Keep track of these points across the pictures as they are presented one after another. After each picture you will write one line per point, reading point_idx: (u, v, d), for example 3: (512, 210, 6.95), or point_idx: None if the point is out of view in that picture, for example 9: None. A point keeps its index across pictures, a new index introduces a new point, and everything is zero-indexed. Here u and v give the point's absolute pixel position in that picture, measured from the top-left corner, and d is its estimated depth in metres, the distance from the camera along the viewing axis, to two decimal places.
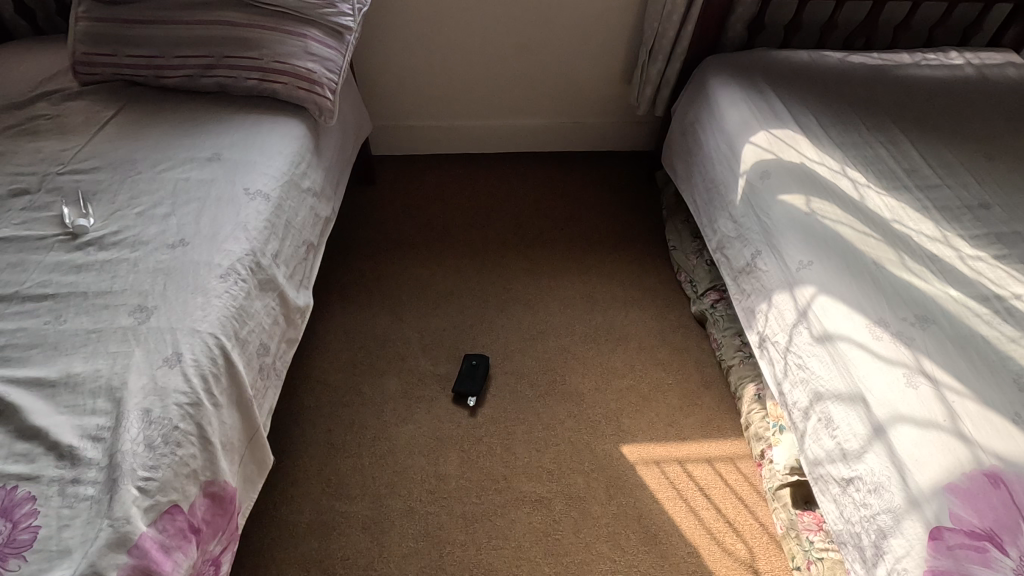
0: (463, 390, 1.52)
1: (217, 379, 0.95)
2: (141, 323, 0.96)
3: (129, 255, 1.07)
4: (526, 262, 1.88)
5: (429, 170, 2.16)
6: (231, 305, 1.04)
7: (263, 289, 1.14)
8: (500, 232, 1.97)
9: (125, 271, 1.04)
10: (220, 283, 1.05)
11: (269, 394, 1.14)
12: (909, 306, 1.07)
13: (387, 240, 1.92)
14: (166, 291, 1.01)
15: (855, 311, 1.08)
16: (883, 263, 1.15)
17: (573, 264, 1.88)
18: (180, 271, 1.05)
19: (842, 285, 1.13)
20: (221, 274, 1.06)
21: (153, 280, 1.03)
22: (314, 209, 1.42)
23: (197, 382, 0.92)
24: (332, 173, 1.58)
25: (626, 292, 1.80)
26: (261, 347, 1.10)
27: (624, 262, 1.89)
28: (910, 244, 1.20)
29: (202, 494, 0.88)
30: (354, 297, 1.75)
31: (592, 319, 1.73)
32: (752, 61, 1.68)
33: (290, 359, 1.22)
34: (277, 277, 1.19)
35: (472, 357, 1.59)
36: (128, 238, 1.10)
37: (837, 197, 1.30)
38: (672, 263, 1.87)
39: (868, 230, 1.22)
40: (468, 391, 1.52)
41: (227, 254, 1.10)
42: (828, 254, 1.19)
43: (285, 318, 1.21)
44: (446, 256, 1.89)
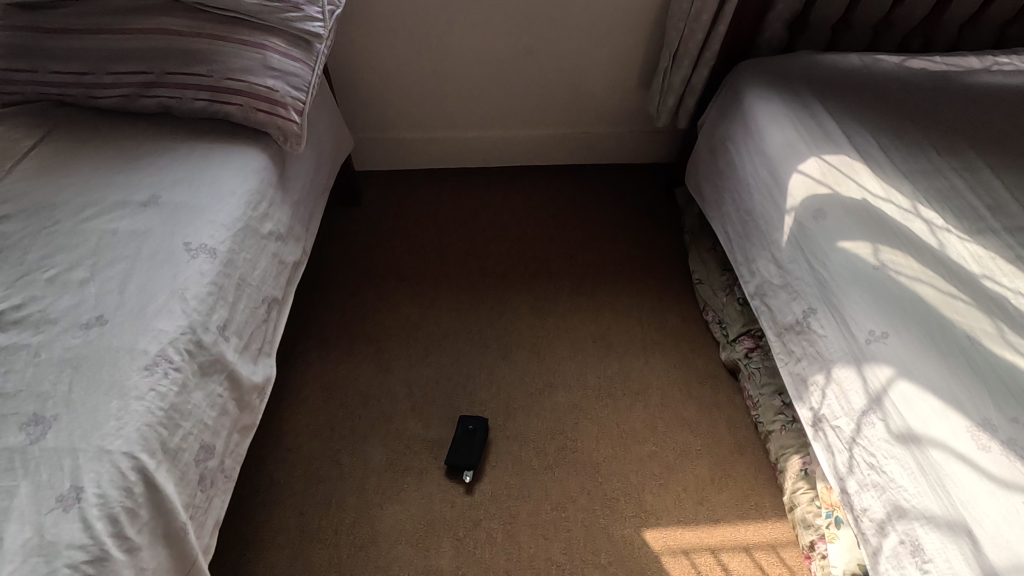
0: (457, 464, 1.30)
1: (131, 517, 0.74)
2: (32, 444, 0.74)
3: (31, 340, 0.85)
4: (531, 298, 1.65)
5: (421, 187, 1.92)
6: (156, 408, 0.82)
7: (205, 374, 0.92)
8: (502, 262, 1.74)
9: (22, 364, 0.82)
10: (144, 377, 0.83)
11: (216, 503, 0.92)
12: (1019, 400, 0.84)
13: (373, 272, 1.70)
14: (71, 393, 0.79)
15: (949, 408, 0.86)
16: (979, 337, 0.92)
17: (584, 300, 1.65)
18: (93, 362, 0.83)
19: (930, 369, 0.90)
20: (146, 366, 0.84)
21: (56, 377, 0.81)
22: (277, 255, 1.18)
23: (102, 529, 0.71)
24: (303, 205, 1.34)
25: (646, 334, 1.58)
26: (201, 451, 0.88)
27: (642, 298, 1.66)
28: (1008, 309, 0.95)
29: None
30: (335, 343, 1.53)
31: (607, 368, 1.50)
32: (796, 68, 1.42)
33: (244, 451, 1.00)
34: (225, 355, 0.96)
35: (469, 421, 1.37)
36: (32, 315, 0.88)
37: (911, 243, 1.06)
38: (698, 299, 1.64)
39: (958, 291, 0.98)
40: (464, 464, 1.30)
41: (156, 335, 0.87)
42: (907, 323, 0.96)
43: (237, 402, 0.99)
44: (440, 291, 1.66)
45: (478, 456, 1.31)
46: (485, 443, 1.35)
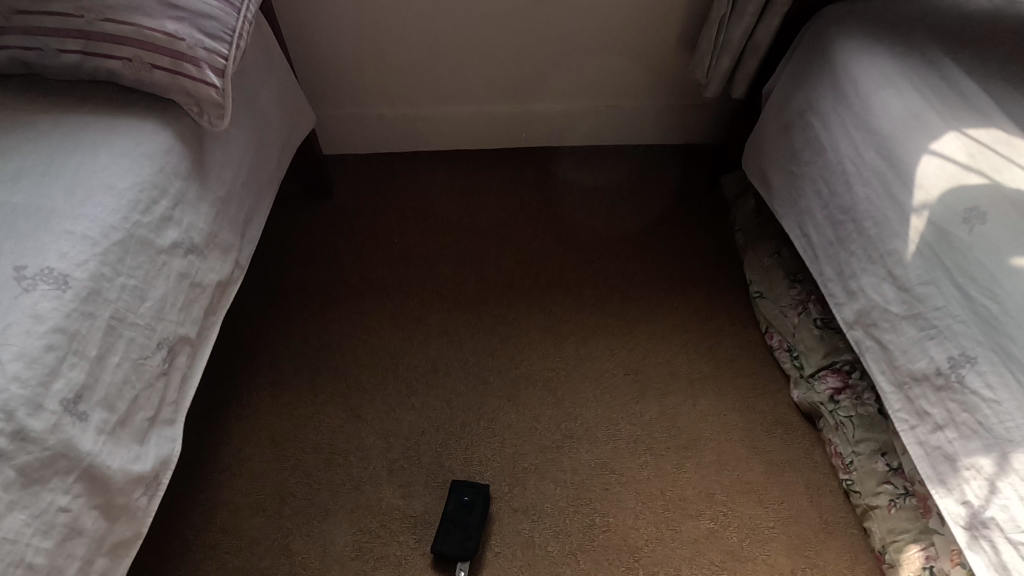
0: (447, 553, 0.96)
1: None
2: None
3: None
4: (544, 318, 1.30)
5: (409, 176, 1.57)
6: None
7: (29, 485, 0.58)
8: (507, 270, 1.39)
9: None
10: None
11: None
12: None
13: (346, 285, 1.35)
14: None
15: None
16: None
17: (611, 321, 1.30)
18: None
19: None
20: None
21: None
22: (188, 277, 0.83)
23: None
24: (238, 201, 0.98)
25: (692, 365, 1.23)
26: None
27: (685, 317, 1.31)
28: None
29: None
30: (292, 379, 1.19)
31: (643, 412, 1.16)
32: (906, 12, 1.05)
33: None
34: (73, 445, 0.62)
35: (464, 490, 1.02)
36: None
37: None
38: (758, 320, 1.28)
39: None
40: (457, 554, 0.96)
41: None
42: None
43: (102, 512, 0.65)
44: (429, 309, 1.31)
45: (475, 541, 0.97)
46: (485, 521, 1.01)
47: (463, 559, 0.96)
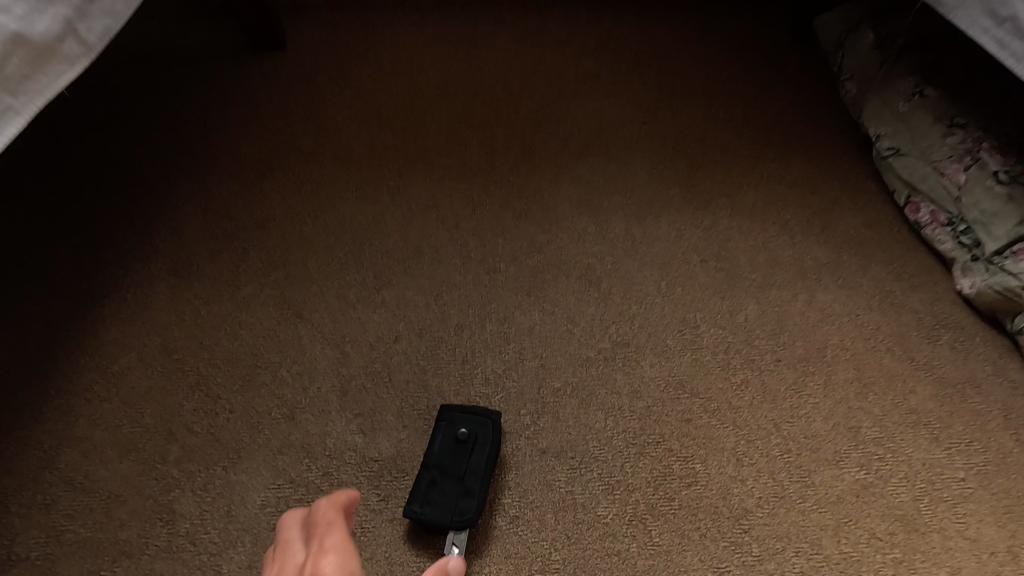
0: (434, 520, 0.58)
1: None
2: None
3: None
4: (578, 190, 0.90)
5: (389, 22, 1.16)
6: None
7: None
8: (524, 132, 0.98)
9: None
10: None
11: None
12: None
13: (295, 150, 0.95)
14: None
15: None
16: None
17: (675, 196, 0.90)
18: None
19: None
20: None
21: None
22: None
23: None
24: None
25: (801, 250, 0.82)
26: None
27: (782, 191, 0.90)
28: None
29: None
30: (207, 267, 0.80)
31: (735, 312, 0.76)
32: None
33: None
34: None
35: (458, 422, 0.62)
36: None
37: None
38: (893, 190, 0.87)
39: None
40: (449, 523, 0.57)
41: None
42: None
43: None
44: (412, 180, 0.91)
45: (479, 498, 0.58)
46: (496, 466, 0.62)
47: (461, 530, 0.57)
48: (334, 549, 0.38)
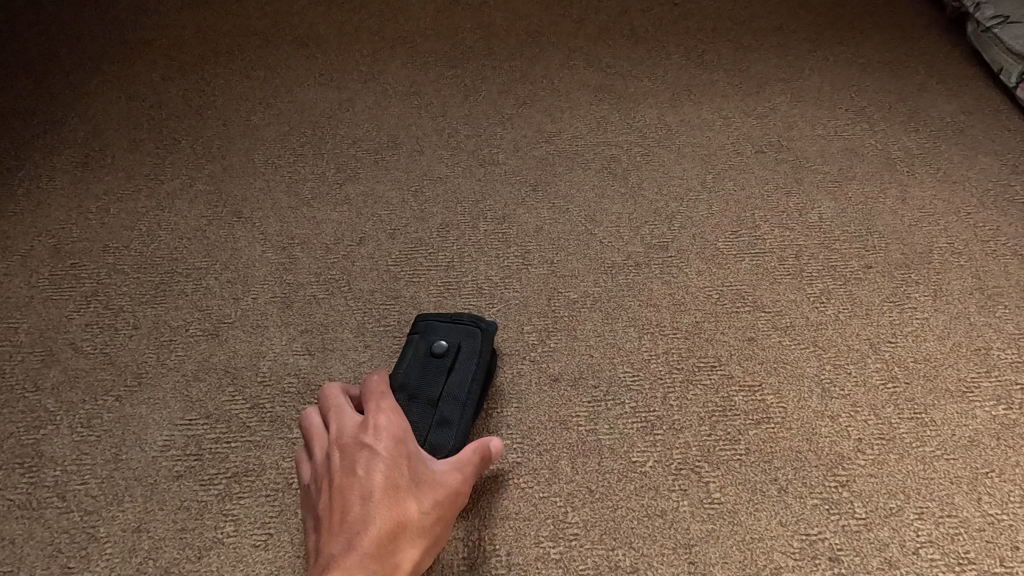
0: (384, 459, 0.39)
1: None
2: None
3: None
4: (596, 74, 0.72)
5: None
6: None
7: None
8: (529, 12, 0.80)
9: None
10: None
11: None
12: None
13: (246, 31, 0.77)
14: None
15: None
16: None
17: (720, 80, 0.71)
18: None
19: None
20: None
21: None
22: None
23: None
24: None
25: (885, 139, 0.64)
26: None
27: (853, 74, 0.72)
28: None
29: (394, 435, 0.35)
30: (126, 159, 0.63)
31: (805, 210, 0.58)
32: None
33: None
34: None
35: (435, 330, 0.45)
36: None
37: None
38: (999, 67, 0.69)
39: None
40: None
41: None
42: None
43: None
44: (390, 65, 0.74)
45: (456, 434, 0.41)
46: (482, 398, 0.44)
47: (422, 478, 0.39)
48: (392, 410, 0.37)
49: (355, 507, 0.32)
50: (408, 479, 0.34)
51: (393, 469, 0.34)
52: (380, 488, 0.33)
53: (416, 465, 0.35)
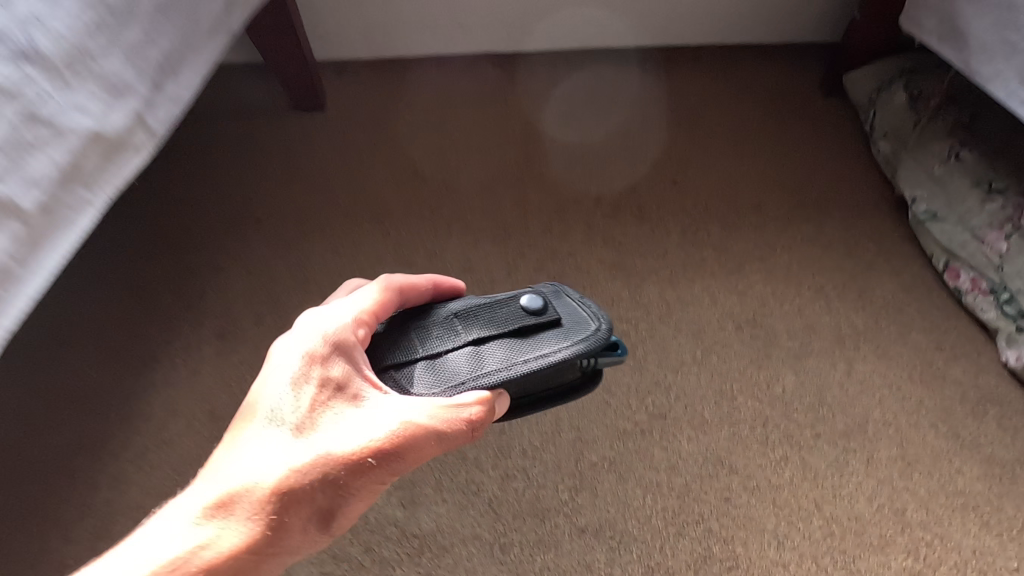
0: (387, 342, 0.46)
1: None
2: None
3: None
4: (612, 251, 0.91)
5: (425, 85, 1.19)
6: None
7: None
8: (559, 192, 1.00)
9: None
10: None
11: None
12: None
13: (336, 210, 0.98)
14: None
15: None
16: None
17: (709, 258, 0.90)
18: None
19: None
20: None
21: None
22: (19, 104, 0.47)
23: None
24: (149, 31, 0.62)
25: (838, 317, 0.82)
26: None
27: (816, 253, 0.90)
28: None
29: (305, 360, 0.41)
30: (253, 330, 0.83)
31: (773, 383, 0.75)
32: None
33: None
34: None
35: (542, 303, 0.48)
36: None
37: None
38: (932, 254, 0.87)
39: None
40: (407, 356, 0.45)
41: None
42: None
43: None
44: (449, 242, 0.94)
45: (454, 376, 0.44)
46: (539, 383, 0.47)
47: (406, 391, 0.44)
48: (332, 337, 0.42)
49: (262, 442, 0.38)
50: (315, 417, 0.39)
51: (292, 401, 0.40)
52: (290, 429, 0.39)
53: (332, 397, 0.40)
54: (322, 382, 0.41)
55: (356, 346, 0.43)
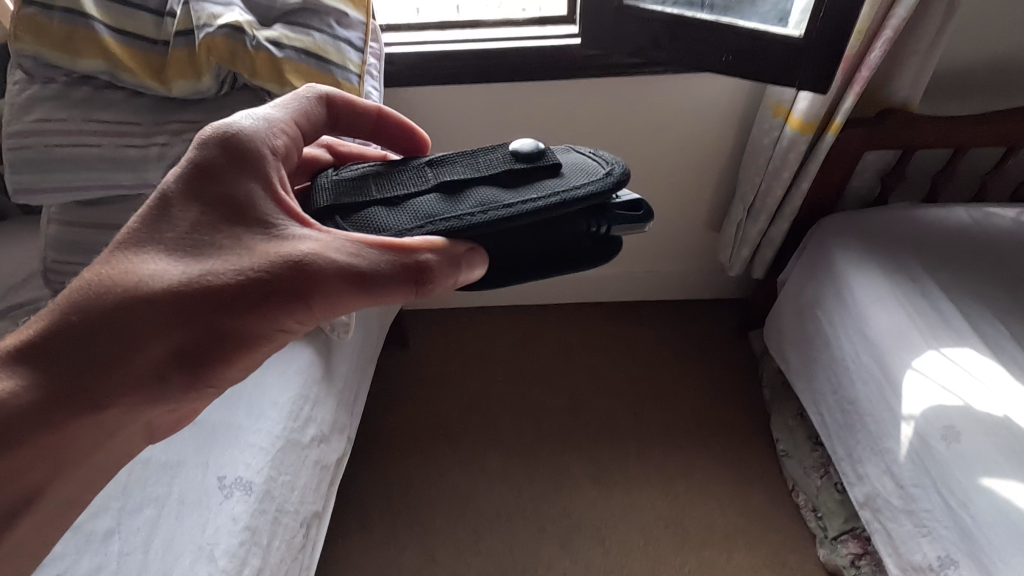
0: (360, 181, 0.74)
1: (264, 559, 0.91)
2: (168, 496, 0.88)
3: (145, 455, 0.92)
4: (591, 466, 1.49)
5: (470, 328, 1.82)
6: (251, 509, 0.91)
7: (279, 526, 0.96)
8: (558, 418, 1.59)
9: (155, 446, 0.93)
10: (235, 496, 0.90)
11: (304, 553, 1.04)
12: None
13: (419, 430, 1.57)
14: (181, 501, 0.87)
15: None
16: None
17: (652, 473, 1.47)
18: (190, 487, 0.89)
19: None
20: (223, 485, 0.90)
21: (165, 483, 0.89)
22: (321, 464, 1.09)
23: (247, 541, 0.89)
24: (348, 391, 1.26)
25: (727, 519, 1.38)
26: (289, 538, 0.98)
27: (718, 470, 1.47)
28: None
29: (213, 145, 0.67)
30: (379, 521, 1.40)
31: (684, 566, 1.31)
32: (886, 232, 1.26)
33: (318, 528, 1.09)
34: (290, 529, 0.98)
35: (534, 147, 0.72)
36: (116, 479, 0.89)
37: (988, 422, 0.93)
38: (786, 474, 1.43)
39: None
40: (384, 201, 0.72)
41: (246, 463, 0.94)
42: (996, 459, 0.90)
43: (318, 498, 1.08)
44: (490, 455, 1.52)
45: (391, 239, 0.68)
46: (544, 252, 0.72)
47: (364, 215, 0.71)
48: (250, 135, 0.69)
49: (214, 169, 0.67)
50: (235, 168, 0.67)
51: (201, 179, 0.67)
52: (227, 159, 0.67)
53: (242, 228, 0.66)
54: (238, 170, 0.67)
55: (276, 150, 0.71)
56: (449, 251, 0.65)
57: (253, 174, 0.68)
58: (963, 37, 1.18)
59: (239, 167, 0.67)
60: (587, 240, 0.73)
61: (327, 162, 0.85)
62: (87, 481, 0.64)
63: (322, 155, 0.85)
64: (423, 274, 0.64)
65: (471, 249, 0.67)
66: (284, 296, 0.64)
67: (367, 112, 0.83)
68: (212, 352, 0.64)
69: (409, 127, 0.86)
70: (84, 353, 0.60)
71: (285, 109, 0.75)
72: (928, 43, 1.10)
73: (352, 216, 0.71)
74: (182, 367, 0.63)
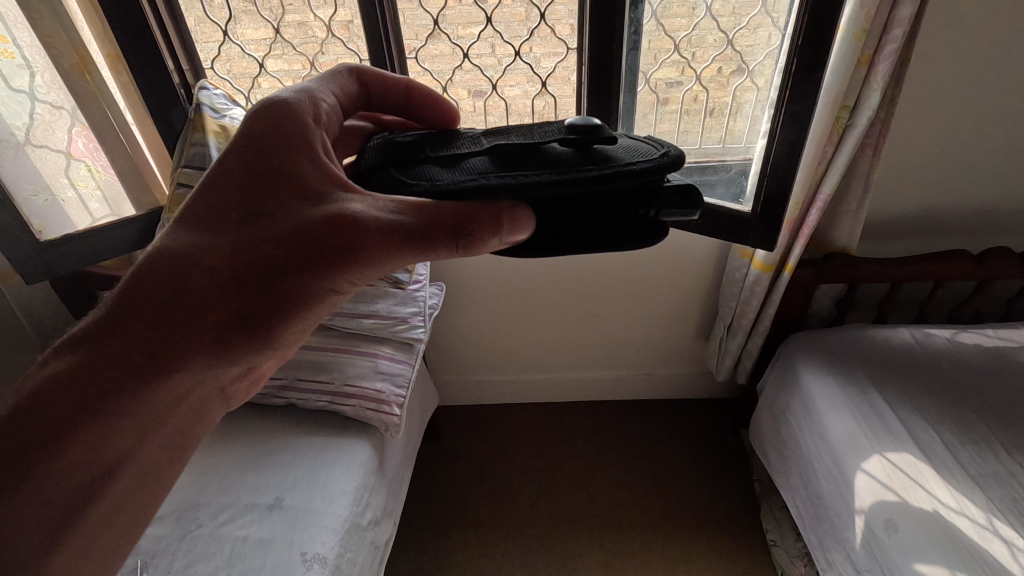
0: (417, 148, 0.75)
1: None
2: (263, 564, 1.12)
3: (247, 531, 1.17)
4: (601, 549, 1.68)
5: (494, 421, 2.08)
6: None
7: None
8: (573, 505, 1.80)
9: (252, 525, 1.19)
10: (312, 568, 1.12)
11: None
12: None
13: (450, 514, 1.79)
14: (273, 568, 1.11)
15: None
16: (979, 554, 1.05)
17: (655, 558, 1.65)
18: (279, 559, 1.12)
19: None
20: (305, 557, 1.13)
21: (261, 555, 1.13)
22: (375, 544, 1.32)
23: None
24: (395, 481, 1.52)
25: None
26: None
27: (715, 556, 1.65)
28: (982, 528, 1.10)
29: (264, 115, 0.74)
30: None
31: None
32: (839, 346, 1.53)
33: None
34: None
35: (589, 120, 0.71)
36: (225, 550, 1.14)
37: (917, 515, 1.15)
38: (776, 562, 1.60)
39: (1000, 560, 1.04)
40: (432, 161, 0.71)
41: (321, 540, 1.17)
42: (925, 546, 1.10)
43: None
44: (513, 538, 1.72)
45: (441, 199, 0.65)
46: (591, 228, 0.68)
47: (418, 171, 0.70)
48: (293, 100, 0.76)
49: (255, 137, 0.72)
50: (276, 133, 0.72)
51: (252, 146, 0.72)
52: (268, 126, 0.73)
53: (296, 188, 0.70)
54: (288, 134, 0.72)
55: (319, 119, 0.77)
56: (493, 209, 0.63)
57: (296, 144, 0.72)
58: (884, 199, 1.52)
59: (283, 140, 0.72)
60: (634, 223, 0.69)
61: (368, 130, 0.91)
62: (154, 465, 0.70)
63: (364, 124, 0.91)
64: (467, 226, 0.63)
65: (516, 207, 0.64)
66: (337, 252, 0.67)
67: (396, 83, 0.90)
68: (265, 302, 0.70)
69: (440, 97, 0.90)
70: (151, 321, 0.67)
71: (321, 86, 0.82)
72: (855, 208, 1.42)
73: (406, 171, 0.71)
74: (244, 319, 0.71)
